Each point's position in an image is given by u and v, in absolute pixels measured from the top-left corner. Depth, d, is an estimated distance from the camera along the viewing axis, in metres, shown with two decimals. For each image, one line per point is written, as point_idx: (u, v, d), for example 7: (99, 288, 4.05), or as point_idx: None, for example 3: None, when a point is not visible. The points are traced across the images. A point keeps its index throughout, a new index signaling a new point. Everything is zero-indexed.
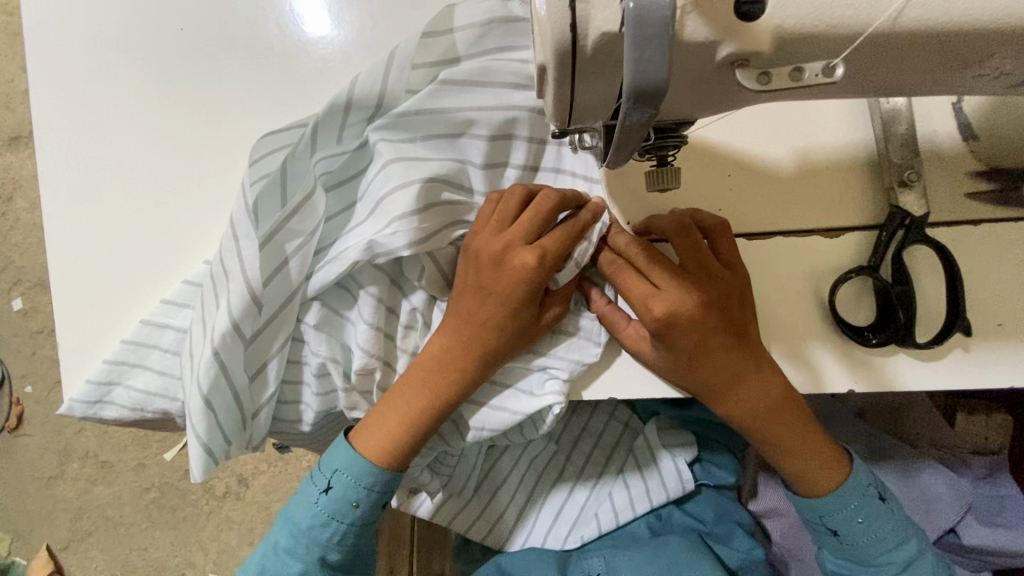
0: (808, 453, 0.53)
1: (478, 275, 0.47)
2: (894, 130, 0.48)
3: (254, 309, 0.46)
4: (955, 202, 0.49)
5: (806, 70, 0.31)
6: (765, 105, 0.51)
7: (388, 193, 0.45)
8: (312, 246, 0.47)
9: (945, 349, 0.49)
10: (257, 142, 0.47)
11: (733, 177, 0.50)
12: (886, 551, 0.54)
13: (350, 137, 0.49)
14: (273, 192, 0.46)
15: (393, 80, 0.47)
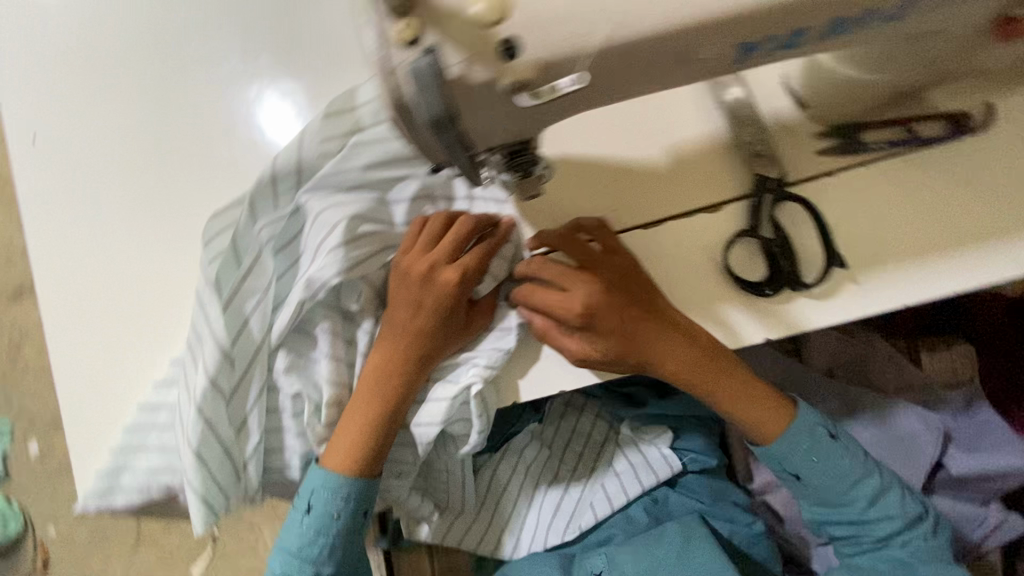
0: (742, 403, 0.58)
1: (410, 292, 0.55)
2: (744, 115, 0.58)
3: (227, 363, 0.54)
4: (807, 160, 0.57)
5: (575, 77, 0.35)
6: (631, 115, 0.60)
7: (318, 237, 0.53)
8: (269, 302, 0.55)
9: (837, 287, 0.56)
10: (210, 222, 0.54)
11: (620, 181, 0.59)
12: (850, 486, 0.58)
13: (285, 204, 0.56)
14: (229, 263, 0.54)
15: (307, 147, 0.54)
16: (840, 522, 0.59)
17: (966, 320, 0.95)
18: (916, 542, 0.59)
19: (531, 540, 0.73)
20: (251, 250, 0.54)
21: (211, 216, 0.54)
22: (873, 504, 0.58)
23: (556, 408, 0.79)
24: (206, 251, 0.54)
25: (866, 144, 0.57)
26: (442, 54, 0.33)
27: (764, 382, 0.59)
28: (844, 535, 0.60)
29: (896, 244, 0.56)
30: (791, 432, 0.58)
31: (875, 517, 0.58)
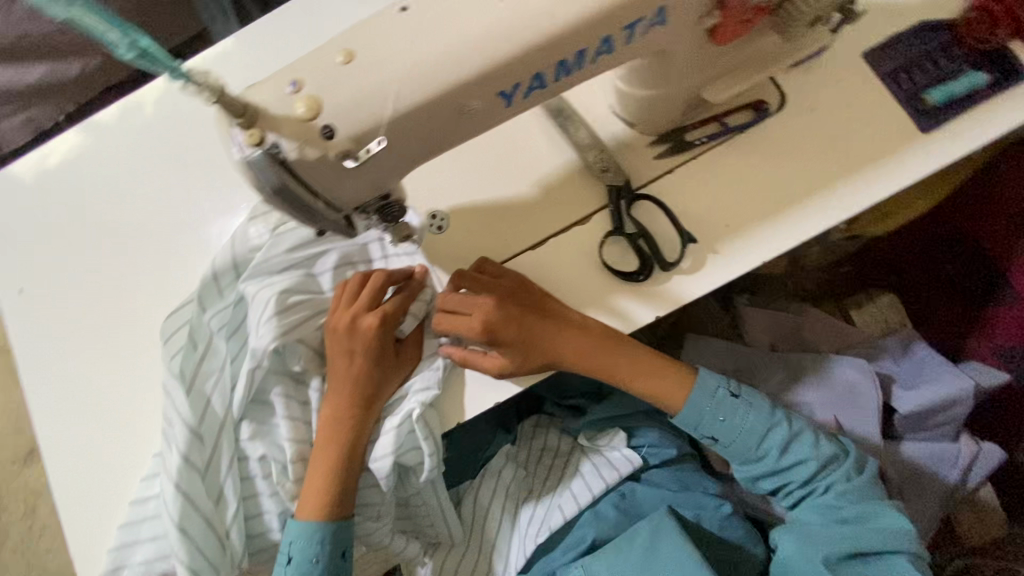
0: (644, 377, 0.69)
1: (343, 343, 0.64)
2: (584, 142, 0.69)
3: (196, 440, 0.63)
4: (647, 165, 0.69)
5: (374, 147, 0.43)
6: (499, 162, 0.72)
7: (255, 314, 0.63)
8: (225, 379, 0.65)
9: (702, 259, 0.65)
10: (167, 323, 0.66)
11: (504, 216, 0.71)
12: (759, 442, 0.69)
13: (229, 295, 0.67)
14: (188, 353, 0.65)
15: (239, 245, 0.67)
16: (762, 471, 0.69)
17: (872, 276, 1.05)
18: (833, 484, 0.67)
19: (515, 558, 0.76)
20: (205, 337, 0.66)
21: (169, 317, 0.66)
22: (785, 453, 0.69)
23: (525, 431, 0.86)
24: (168, 347, 0.65)
25: (690, 141, 0.68)
26: (285, 149, 0.42)
27: (661, 355, 0.71)
28: (770, 485, 0.70)
29: (739, 212, 0.66)
30: (697, 399, 0.69)
31: (786, 465, 0.69)
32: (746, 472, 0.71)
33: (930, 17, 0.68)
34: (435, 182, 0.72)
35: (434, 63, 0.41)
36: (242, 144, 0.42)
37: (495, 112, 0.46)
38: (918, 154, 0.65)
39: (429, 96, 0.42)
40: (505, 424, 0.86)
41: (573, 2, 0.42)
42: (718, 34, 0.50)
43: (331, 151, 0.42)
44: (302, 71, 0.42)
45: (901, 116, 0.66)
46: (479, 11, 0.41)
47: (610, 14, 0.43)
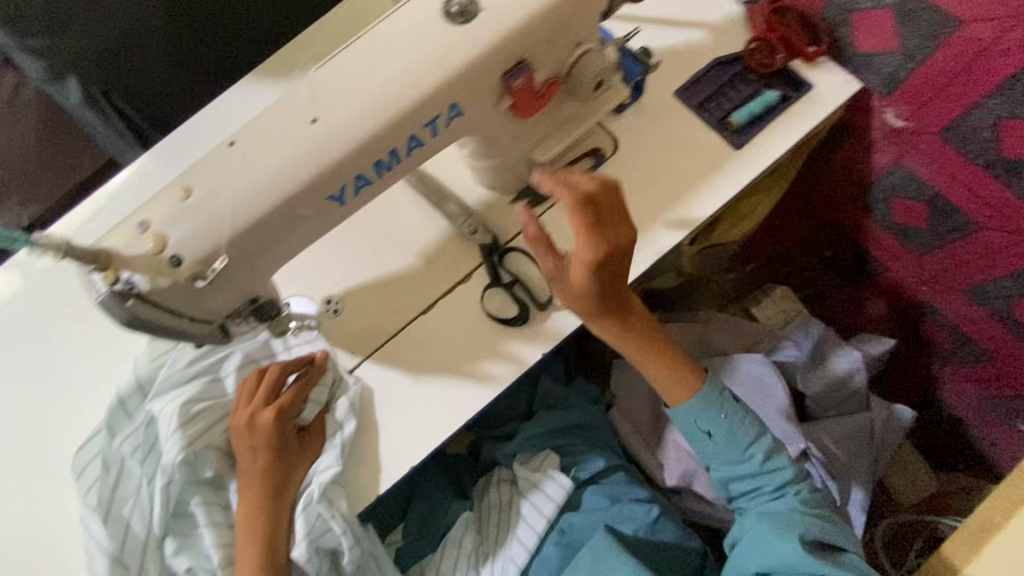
0: (660, 370, 0.68)
1: (245, 441, 0.66)
2: (451, 212, 0.75)
3: (119, 566, 0.64)
4: (512, 221, 0.77)
5: (217, 265, 0.48)
6: (381, 241, 0.78)
7: (163, 430, 0.66)
8: (142, 500, 0.67)
9: (572, 295, 0.73)
10: (76, 457, 0.68)
11: (393, 289, 0.76)
12: (744, 445, 0.68)
13: (137, 415, 0.69)
14: (102, 483, 0.66)
15: (141, 366, 0.70)
16: (746, 475, 0.69)
17: (758, 275, 1.17)
18: (798, 491, 0.68)
19: None
20: (117, 462, 0.67)
21: (79, 449, 0.68)
22: (768, 462, 0.68)
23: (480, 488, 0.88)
24: (82, 480, 0.66)
25: (547, 193, 0.76)
26: (139, 284, 0.46)
27: (651, 319, 0.68)
28: (745, 497, 0.70)
29: None
30: (698, 403, 0.68)
31: (769, 470, 0.68)
32: (723, 476, 0.70)
33: (725, 51, 0.79)
34: (324, 269, 0.77)
35: (261, 186, 0.48)
36: (101, 287, 0.46)
37: (331, 212, 0.52)
38: (738, 169, 0.75)
39: (264, 212, 0.48)
40: (458, 490, 0.90)
41: (372, 114, 0.49)
42: (519, 109, 0.57)
43: (181, 277, 0.47)
44: (147, 213, 0.48)
45: (717, 139, 0.76)
46: (293, 136, 0.48)
47: (409, 118, 0.50)
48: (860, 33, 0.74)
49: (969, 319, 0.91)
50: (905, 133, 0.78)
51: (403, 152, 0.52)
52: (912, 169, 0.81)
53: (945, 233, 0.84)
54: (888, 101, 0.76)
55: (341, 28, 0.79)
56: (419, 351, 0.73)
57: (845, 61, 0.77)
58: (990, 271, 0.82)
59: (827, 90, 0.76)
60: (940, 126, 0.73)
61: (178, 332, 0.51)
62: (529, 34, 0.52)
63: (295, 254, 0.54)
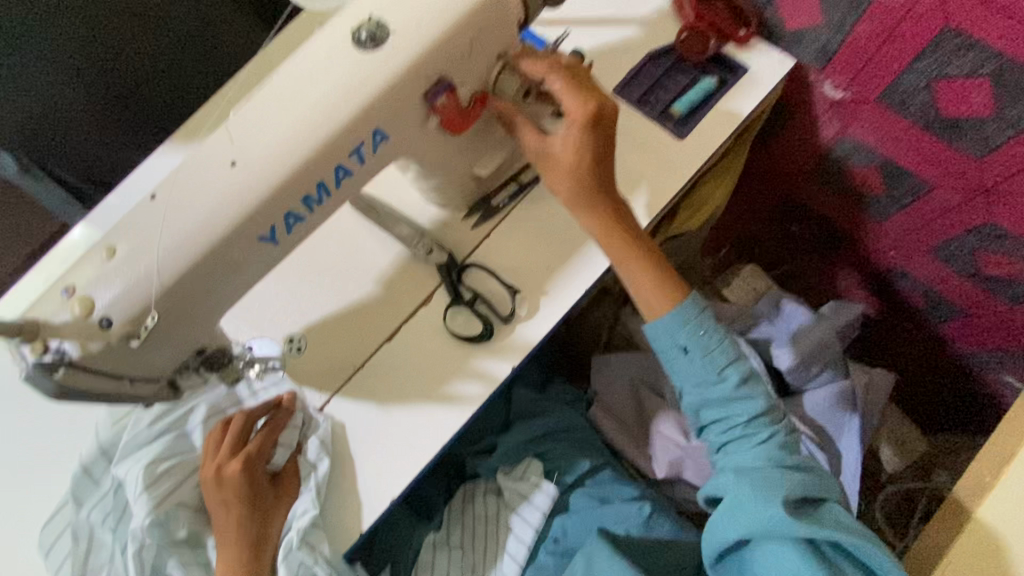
0: (647, 282, 0.66)
1: (214, 495, 0.64)
2: (404, 236, 0.75)
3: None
4: (467, 236, 0.76)
5: (149, 323, 0.47)
6: (337, 273, 0.77)
7: (130, 494, 0.64)
8: (117, 569, 0.65)
9: (535, 304, 0.72)
10: (44, 533, 0.66)
11: (355, 319, 0.75)
12: (718, 366, 0.66)
13: (103, 482, 0.67)
14: (74, 557, 0.64)
15: (103, 431, 0.68)
16: (722, 402, 0.66)
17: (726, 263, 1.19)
18: (777, 431, 0.65)
19: None
20: (87, 533, 0.65)
21: (46, 525, 0.66)
22: (742, 386, 0.66)
23: (456, 508, 0.85)
24: (53, 556, 0.65)
25: (497, 205, 0.75)
26: (70, 351, 0.45)
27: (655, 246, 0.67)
28: (717, 429, 0.67)
29: (554, 254, 0.73)
30: (674, 318, 0.65)
31: (744, 395, 0.66)
32: (694, 400, 0.68)
33: (657, 43, 0.79)
34: (283, 309, 0.76)
35: (187, 236, 0.47)
36: (30, 359, 0.45)
37: (267, 252, 0.51)
38: (685, 157, 0.75)
39: (195, 261, 0.47)
40: (425, 513, 0.91)
41: (293, 150, 0.48)
42: (449, 126, 0.57)
43: (113, 338, 0.46)
44: (72, 278, 0.47)
45: (660, 131, 0.76)
46: (214, 182, 0.47)
47: (332, 149, 0.49)
48: (788, 10, 0.74)
49: (937, 278, 0.91)
50: (846, 104, 0.78)
51: (332, 182, 0.51)
52: (859, 137, 0.81)
53: (902, 196, 0.84)
54: (825, 74, 0.76)
55: (271, 64, 0.79)
56: (386, 381, 0.72)
57: (778, 40, 0.78)
58: (950, 230, 0.82)
59: (763, 69, 0.76)
60: (878, 93, 0.73)
61: (124, 393, 0.50)
62: (444, 51, 0.51)
63: (235, 299, 0.53)
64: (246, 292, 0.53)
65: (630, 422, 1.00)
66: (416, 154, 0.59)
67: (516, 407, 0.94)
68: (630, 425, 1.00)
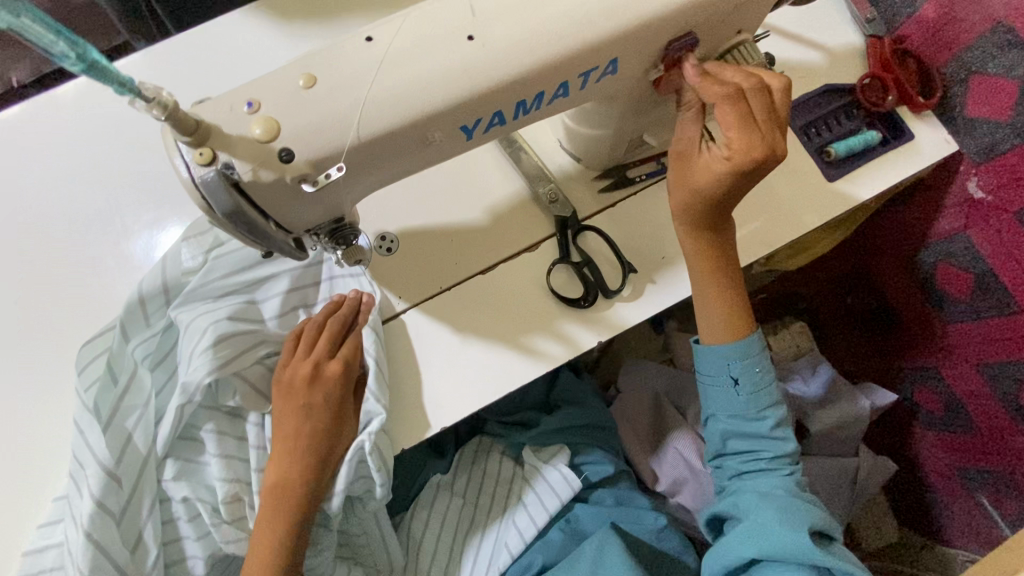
0: (718, 310, 0.66)
1: (298, 398, 0.61)
2: (536, 175, 0.72)
3: (113, 484, 0.59)
4: (593, 197, 0.73)
5: (324, 176, 0.43)
6: (451, 187, 0.73)
7: (191, 343, 0.60)
8: (150, 414, 0.62)
9: (641, 289, 0.70)
10: (81, 354, 0.61)
11: (456, 239, 0.71)
12: (760, 405, 0.67)
13: (156, 321, 0.64)
14: (107, 387, 0.60)
15: (170, 269, 0.64)
16: (752, 436, 0.67)
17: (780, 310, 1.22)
18: (796, 472, 0.67)
19: None
20: (126, 369, 0.61)
21: (86, 344, 0.62)
22: (776, 429, 0.67)
23: (467, 456, 0.89)
24: (83, 379, 0.60)
25: (633, 178, 0.73)
26: (239, 171, 0.40)
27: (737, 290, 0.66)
28: (738, 458, 0.68)
29: (674, 245, 0.71)
30: (736, 350, 0.66)
31: (775, 436, 0.67)
32: (727, 429, 0.68)
33: (836, 79, 0.78)
34: (384, 204, 0.73)
35: (403, 95, 0.42)
36: (191, 163, 0.40)
37: (455, 142, 0.47)
38: (826, 199, 0.74)
39: (400, 123, 0.43)
40: (438, 450, 0.92)
41: (530, 48, 0.44)
42: (661, 84, 0.54)
43: (289, 174, 0.41)
44: (257, 93, 0.42)
45: (811, 167, 0.75)
46: (443, 47, 0.43)
47: (568, 63, 0.46)
48: (974, 96, 0.73)
49: (971, 392, 0.94)
50: (981, 206, 0.79)
51: (549, 98, 0.48)
52: (974, 241, 0.82)
53: (983, 309, 0.85)
54: (975, 170, 0.77)
55: None
56: (469, 309, 0.69)
57: (946, 118, 0.77)
58: (1011, 354, 0.84)
59: (926, 144, 0.76)
60: (1019, 207, 0.74)
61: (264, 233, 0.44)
62: (704, 9, 0.48)
63: (399, 176, 0.49)
64: (414, 170, 0.49)
65: (644, 427, 1.01)
66: (615, 100, 0.56)
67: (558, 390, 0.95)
68: (645, 430, 1.01)
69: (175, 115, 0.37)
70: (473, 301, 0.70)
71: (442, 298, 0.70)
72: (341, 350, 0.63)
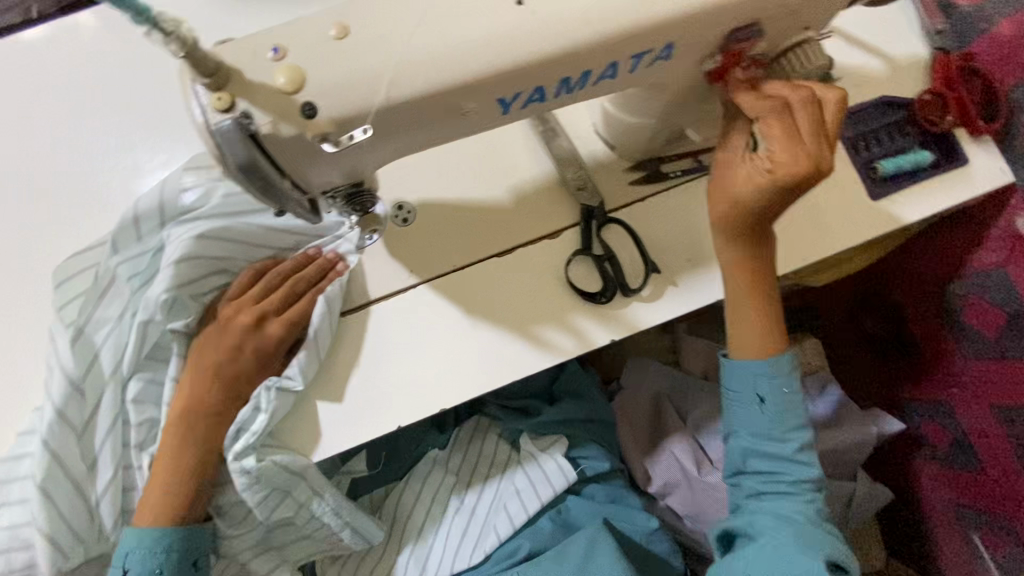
0: (750, 325, 0.63)
1: (223, 340, 0.61)
2: (566, 158, 0.68)
3: (76, 395, 0.60)
4: (623, 189, 0.69)
5: (350, 137, 0.40)
6: (476, 161, 0.70)
7: (167, 266, 0.60)
8: (120, 333, 0.62)
9: (662, 290, 0.66)
10: (67, 263, 0.61)
11: (474, 217, 0.68)
12: (786, 427, 0.65)
13: (148, 240, 0.62)
14: (87, 299, 0.61)
15: (167, 192, 0.62)
16: (775, 456, 0.65)
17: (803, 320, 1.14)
18: (817, 500, 0.65)
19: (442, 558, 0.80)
20: (109, 282, 0.62)
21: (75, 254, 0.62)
22: (800, 453, 0.65)
23: (463, 434, 0.88)
24: (65, 286, 0.61)
25: (666, 173, 0.69)
26: (257, 122, 0.37)
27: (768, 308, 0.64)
28: (760, 479, 0.66)
29: (701, 249, 0.68)
30: (769, 368, 0.64)
31: (800, 460, 0.65)
32: (747, 448, 0.66)
33: (895, 91, 0.73)
34: (406, 172, 0.70)
35: (442, 58, 0.39)
36: (206, 107, 0.37)
37: (490, 115, 0.44)
38: (867, 219, 0.71)
39: (436, 88, 0.40)
40: (438, 424, 0.90)
41: (584, 21, 0.40)
42: (715, 79, 0.51)
43: (309, 132, 0.38)
44: (284, 37, 0.39)
45: (856, 183, 0.71)
46: (491, 10, 0.39)
47: (622, 41, 0.42)
48: None
49: (981, 433, 0.92)
50: None
51: (597, 78, 0.44)
52: (1013, 279, 0.80)
53: (1010, 351, 0.83)
54: None
55: None
56: (481, 291, 0.67)
57: (1007, 147, 0.73)
58: None
59: (982, 171, 0.72)
60: None
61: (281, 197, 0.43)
62: None
63: (426, 145, 0.46)
64: (442, 141, 0.46)
65: (642, 426, 1.00)
66: (663, 87, 0.52)
67: (558, 381, 0.93)
68: (643, 430, 0.99)
69: (194, 53, 0.34)
70: (486, 283, 0.67)
71: (453, 276, 0.67)
72: (289, 309, 0.62)
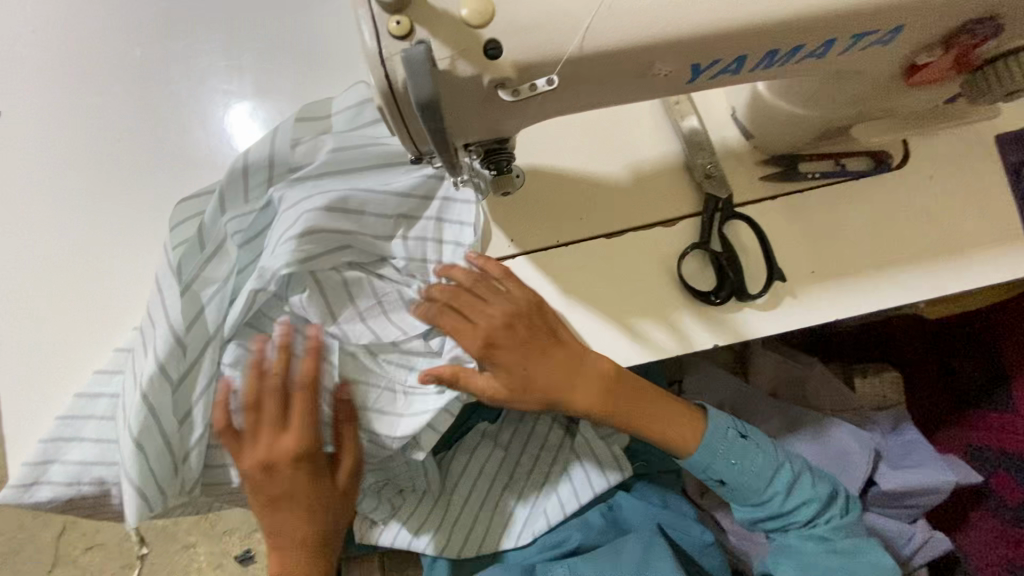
0: (660, 420, 0.67)
1: (501, 350, 0.60)
2: (697, 143, 0.63)
3: (179, 349, 0.57)
4: (753, 184, 0.63)
5: (536, 86, 0.35)
6: (597, 132, 0.65)
7: (287, 232, 0.57)
8: (227, 291, 0.60)
9: (779, 300, 0.61)
10: (174, 210, 0.59)
11: (587, 192, 0.64)
12: (841, 533, 0.70)
13: (255, 198, 0.60)
14: (192, 250, 0.58)
15: (278, 141, 0.59)
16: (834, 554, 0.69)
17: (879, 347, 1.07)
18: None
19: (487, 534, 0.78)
20: (215, 239, 0.59)
21: (178, 202, 0.59)
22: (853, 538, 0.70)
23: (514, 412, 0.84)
24: (172, 235, 0.58)
25: (804, 174, 0.63)
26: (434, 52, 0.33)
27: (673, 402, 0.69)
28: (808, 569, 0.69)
29: (828, 263, 0.62)
30: (764, 461, 0.69)
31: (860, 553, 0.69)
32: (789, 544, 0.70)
33: None
34: (520, 135, 0.66)
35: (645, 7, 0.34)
36: (381, 31, 0.33)
37: (673, 83, 0.39)
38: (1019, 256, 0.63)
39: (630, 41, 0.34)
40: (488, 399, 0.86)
41: None
42: (915, 77, 0.48)
43: (486, 74, 0.34)
44: None
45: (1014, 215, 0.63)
46: None
47: (851, 15, 0.37)
48: None
49: None
50: None
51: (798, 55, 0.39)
52: None
53: None
54: None
55: None
56: (584, 271, 0.62)
57: None
58: None
59: None
60: None
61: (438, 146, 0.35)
62: None
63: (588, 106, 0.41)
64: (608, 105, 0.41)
65: None
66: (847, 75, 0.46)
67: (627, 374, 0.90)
68: None
69: None
70: (590, 265, 0.62)
71: (555, 255, 0.63)
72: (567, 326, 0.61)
